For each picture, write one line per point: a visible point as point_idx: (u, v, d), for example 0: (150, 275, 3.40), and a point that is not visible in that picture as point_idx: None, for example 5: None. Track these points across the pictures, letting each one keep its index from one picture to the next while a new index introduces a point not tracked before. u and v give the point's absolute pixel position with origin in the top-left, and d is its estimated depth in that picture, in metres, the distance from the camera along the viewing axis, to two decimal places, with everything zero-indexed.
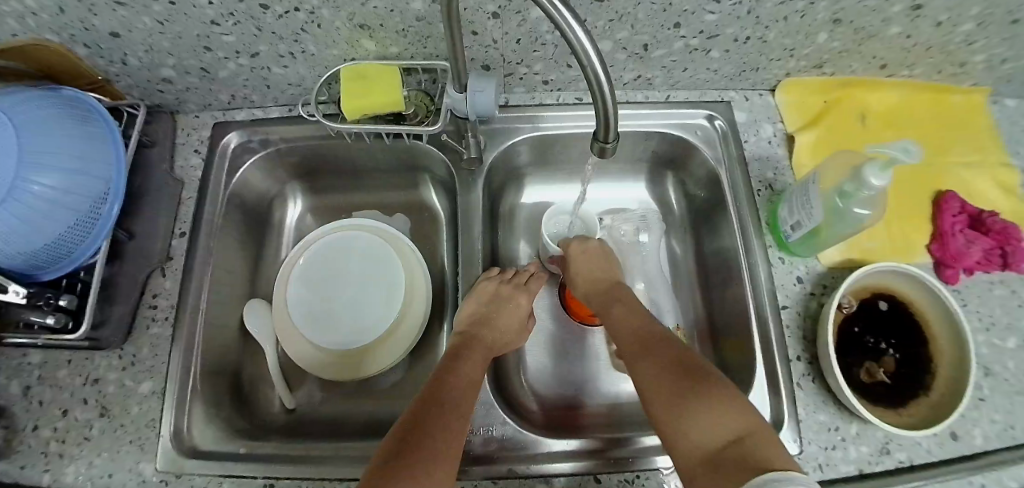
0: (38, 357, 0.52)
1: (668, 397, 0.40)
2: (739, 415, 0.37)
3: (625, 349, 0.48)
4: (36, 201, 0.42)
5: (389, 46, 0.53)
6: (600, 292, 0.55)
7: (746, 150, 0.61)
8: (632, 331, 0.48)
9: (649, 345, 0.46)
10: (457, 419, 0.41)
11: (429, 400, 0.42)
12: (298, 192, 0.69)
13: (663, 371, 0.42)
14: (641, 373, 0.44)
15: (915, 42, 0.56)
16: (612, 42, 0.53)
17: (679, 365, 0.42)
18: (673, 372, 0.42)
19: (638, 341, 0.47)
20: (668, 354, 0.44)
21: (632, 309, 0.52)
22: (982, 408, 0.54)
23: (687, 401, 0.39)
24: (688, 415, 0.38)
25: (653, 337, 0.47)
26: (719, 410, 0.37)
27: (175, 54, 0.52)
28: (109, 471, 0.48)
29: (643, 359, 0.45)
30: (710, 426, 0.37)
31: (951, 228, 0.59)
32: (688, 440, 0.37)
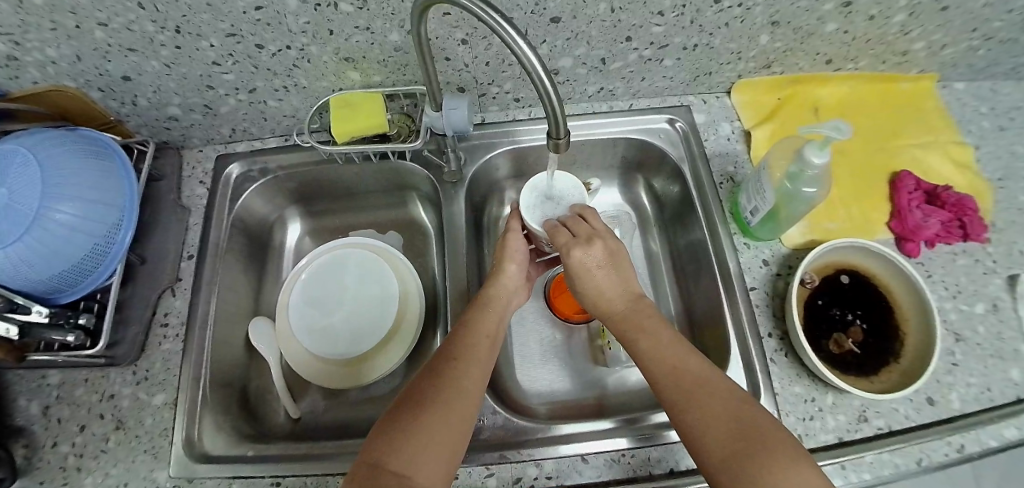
0: (57, 378, 0.56)
1: (725, 455, 0.37)
2: (801, 471, 0.35)
3: (663, 391, 0.43)
4: (57, 227, 0.48)
5: (372, 76, 0.58)
6: (619, 312, 0.51)
7: (707, 148, 0.66)
8: (671, 369, 0.44)
9: (691, 387, 0.42)
10: (464, 412, 0.41)
11: (432, 392, 0.42)
12: (296, 216, 0.74)
13: (715, 423, 0.39)
14: (688, 423, 0.40)
15: (853, 36, 0.61)
16: (572, 58, 0.58)
17: (729, 414, 0.39)
18: (724, 425, 0.38)
19: (677, 380, 0.43)
20: (714, 400, 0.40)
21: (660, 338, 0.47)
22: (957, 372, 0.55)
23: (747, 460, 0.36)
24: (752, 477, 0.35)
25: (693, 377, 0.43)
26: (783, 470, 0.35)
27: (181, 93, 0.58)
28: (124, 480, 0.50)
29: (688, 404, 0.41)
30: None
31: (908, 204, 0.62)
32: None
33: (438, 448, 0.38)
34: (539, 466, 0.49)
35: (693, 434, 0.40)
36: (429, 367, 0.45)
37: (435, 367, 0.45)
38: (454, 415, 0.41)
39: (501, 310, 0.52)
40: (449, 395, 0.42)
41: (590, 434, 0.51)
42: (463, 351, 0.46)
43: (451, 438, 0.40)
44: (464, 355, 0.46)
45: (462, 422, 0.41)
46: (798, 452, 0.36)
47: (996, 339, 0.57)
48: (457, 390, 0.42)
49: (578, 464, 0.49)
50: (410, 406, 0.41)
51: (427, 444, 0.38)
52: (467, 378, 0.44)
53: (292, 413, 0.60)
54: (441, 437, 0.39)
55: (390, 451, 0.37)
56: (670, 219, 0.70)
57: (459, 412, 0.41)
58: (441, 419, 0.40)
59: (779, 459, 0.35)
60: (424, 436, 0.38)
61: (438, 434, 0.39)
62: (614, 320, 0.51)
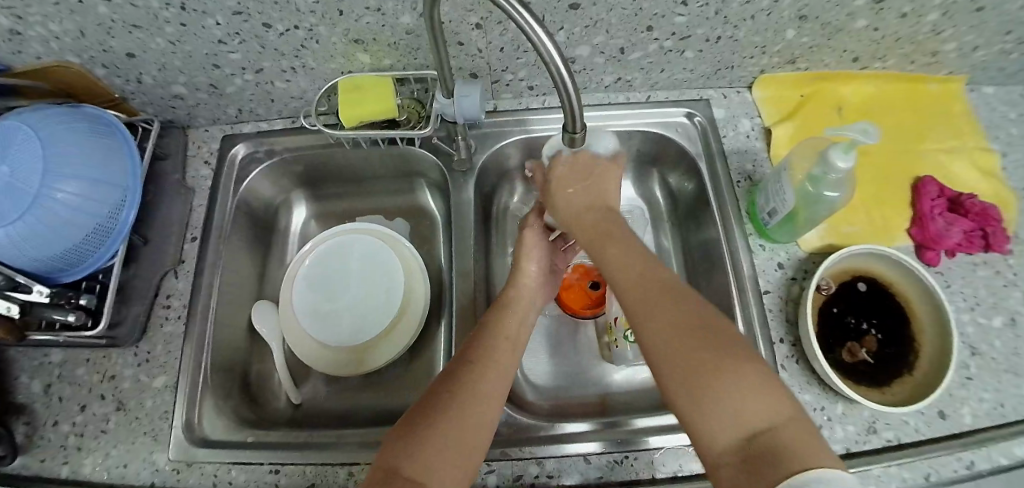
0: (58, 357, 0.56)
1: (684, 369, 0.33)
2: (772, 395, 0.30)
3: (627, 298, 0.39)
4: (60, 207, 0.47)
5: (383, 59, 0.56)
6: (588, 225, 0.47)
7: (726, 145, 0.64)
8: (636, 278, 0.40)
9: (655, 297, 0.38)
10: (484, 418, 0.39)
11: (453, 394, 0.40)
12: (302, 200, 0.73)
13: (673, 331, 0.35)
14: (646, 331, 0.36)
15: (883, 34, 0.58)
16: (589, 47, 0.56)
17: (695, 326, 0.35)
18: (687, 338, 0.34)
19: (643, 288, 0.39)
20: (677, 308, 0.36)
21: (631, 251, 0.43)
22: (970, 387, 0.53)
23: (710, 375, 0.31)
24: (708, 390, 0.31)
25: (659, 285, 0.39)
26: (742, 385, 0.30)
27: (186, 72, 0.57)
28: (124, 462, 0.51)
29: (648, 314, 0.37)
30: (730, 403, 0.30)
31: (931, 211, 0.59)
32: (704, 417, 0.30)
33: (456, 452, 0.36)
34: (540, 465, 0.49)
35: (652, 347, 0.35)
36: (449, 370, 0.43)
37: (456, 370, 0.43)
38: (473, 420, 0.38)
39: (521, 313, 0.51)
40: (467, 397, 0.40)
41: (593, 433, 0.50)
42: (485, 354, 0.44)
43: (470, 443, 0.37)
44: (482, 358, 0.44)
45: (481, 427, 0.38)
46: (769, 376, 0.31)
47: (1013, 355, 0.55)
48: (480, 393, 0.40)
49: (580, 463, 0.49)
50: (429, 408, 0.38)
51: (444, 446, 0.35)
52: (486, 382, 0.42)
53: (293, 399, 0.60)
54: (461, 443, 0.36)
55: (408, 455, 0.34)
56: (684, 216, 0.69)
57: (479, 416, 0.39)
58: (462, 422, 0.37)
59: (748, 380, 0.31)
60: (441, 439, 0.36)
61: (460, 438, 0.36)
62: (582, 233, 0.47)
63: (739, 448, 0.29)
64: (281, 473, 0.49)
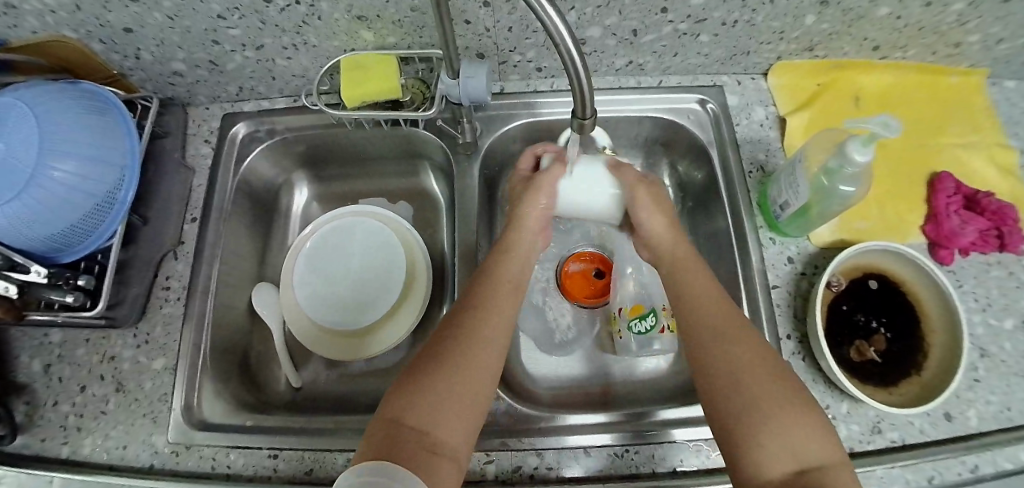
0: (58, 336, 0.56)
1: (751, 401, 0.36)
2: (827, 439, 0.34)
3: (697, 326, 0.42)
4: (57, 187, 0.46)
5: (386, 37, 0.55)
6: (669, 253, 0.49)
7: (738, 134, 0.62)
8: (712, 309, 0.42)
9: (729, 327, 0.41)
10: (486, 366, 0.40)
11: (454, 345, 0.40)
12: (304, 181, 0.72)
13: (747, 368, 0.38)
14: (717, 362, 0.39)
15: (906, 23, 0.55)
16: (601, 28, 0.54)
17: (769, 363, 0.38)
18: (761, 370, 0.37)
19: (721, 323, 0.41)
20: (753, 348, 0.39)
21: (703, 280, 0.45)
22: (978, 389, 0.53)
23: (776, 413, 0.35)
24: (772, 428, 0.34)
25: (736, 321, 0.41)
26: (803, 427, 0.34)
27: (185, 48, 0.55)
28: (124, 443, 0.51)
29: (723, 348, 0.39)
30: (793, 442, 0.33)
31: (946, 209, 0.57)
32: (758, 447, 0.34)
33: (457, 402, 0.37)
34: (539, 456, 0.48)
35: (719, 377, 0.38)
36: (448, 320, 0.43)
37: (457, 319, 0.42)
38: (475, 369, 0.39)
39: (523, 259, 0.50)
40: (468, 348, 0.40)
41: (595, 426, 0.50)
42: (484, 304, 0.43)
43: (472, 394, 0.38)
44: (481, 305, 0.43)
45: (485, 374, 0.39)
46: (821, 420, 0.35)
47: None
48: (479, 348, 0.40)
49: (580, 456, 0.48)
50: (430, 361, 0.39)
51: (447, 400, 0.37)
52: (488, 330, 0.42)
53: (293, 382, 0.59)
54: (464, 398, 0.37)
55: (410, 407, 0.36)
56: (692, 206, 0.67)
57: (482, 366, 0.39)
58: (461, 373, 0.38)
59: (807, 423, 0.34)
60: (444, 393, 0.37)
61: (464, 391, 0.38)
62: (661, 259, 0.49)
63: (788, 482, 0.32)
64: (280, 458, 0.49)
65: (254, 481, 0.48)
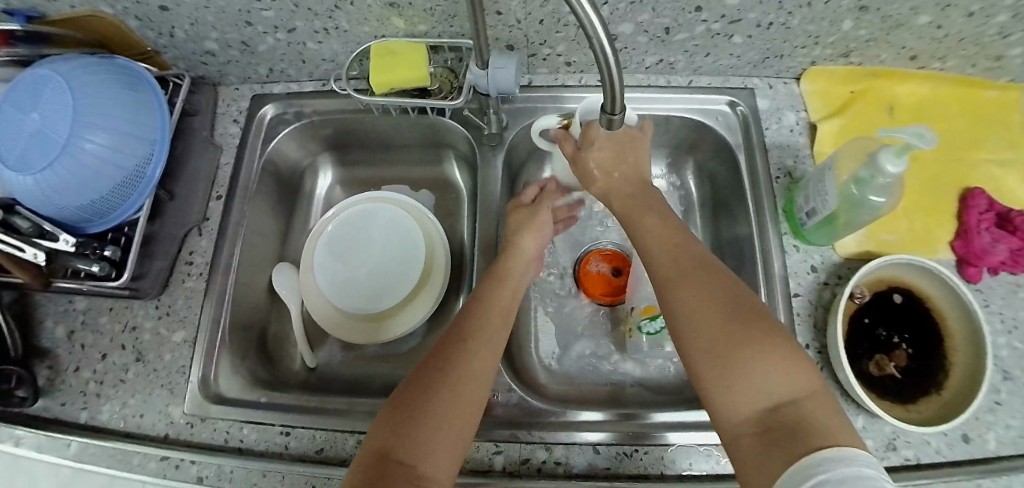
0: (82, 304, 0.57)
1: (710, 346, 0.34)
2: (798, 371, 0.32)
3: (659, 273, 0.40)
4: (87, 158, 0.47)
5: (417, 24, 0.55)
6: (624, 197, 0.47)
7: (767, 138, 0.61)
8: (671, 252, 0.41)
9: (691, 271, 0.38)
10: (474, 394, 0.38)
11: (443, 375, 0.38)
12: (329, 165, 0.72)
13: (705, 308, 0.36)
14: (679, 305, 0.37)
15: (946, 33, 0.53)
16: (633, 25, 0.54)
17: (729, 303, 0.36)
18: (718, 313, 0.35)
19: (680, 266, 0.39)
20: (714, 286, 0.37)
21: (663, 222, 0.44)
22: (998, 412, 0.50)
23: (739, 351, 0.33)
24: (737, 367, 0.32)
25: (693, 261, 0.39)
26: (772, 361, 0.32)
27: (218, 28, 0.56)
28: (141, 411, 0.52)
29: (682, 291, 0.38)
30: (762, 380, 0.31)
31: (977, 226, 0.55)
32: (731, 391, 0.32)
33: (446, 430, 0.35)
34: (548, 450, 0.48)
35: (682, 324, 0.36)
36: (440, 347, 0.40)
37: (444, 347, 0.41)
38: (466, 396, 0.37)
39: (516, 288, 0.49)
40: (460, 378, 0.38)
41: (604, 424, 0.49)
42: (474, 334, 0.41)
43: (461, 426, 0.36)
44: (473, 336, 0.41)
45: (473, 402, 0.38)
46: (797, 354, 0.33)
47: None
48: (462, 366, 0.39)
49: (588, 453, 0.48)
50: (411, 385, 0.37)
51: (430, 417, 0.35)
52: (477, 361, 0.40)
53: (308, 363, 0.60)
54: (452, 417, 0.36)
55: (398, 440, 0.34)
56: (716, 209, 0.67)
57: (470, 394, 0.38)
58: (450, 404, 0.36)
59: (777, 359, 0.32)
60: (425, 414, 0.35)
61: (448, 409, 0.36)
62: (617, 202, 0.47)
63: (761, 420, 0.31)
64: (291, 435, 0.49)
65: (265, 457, 0.49)
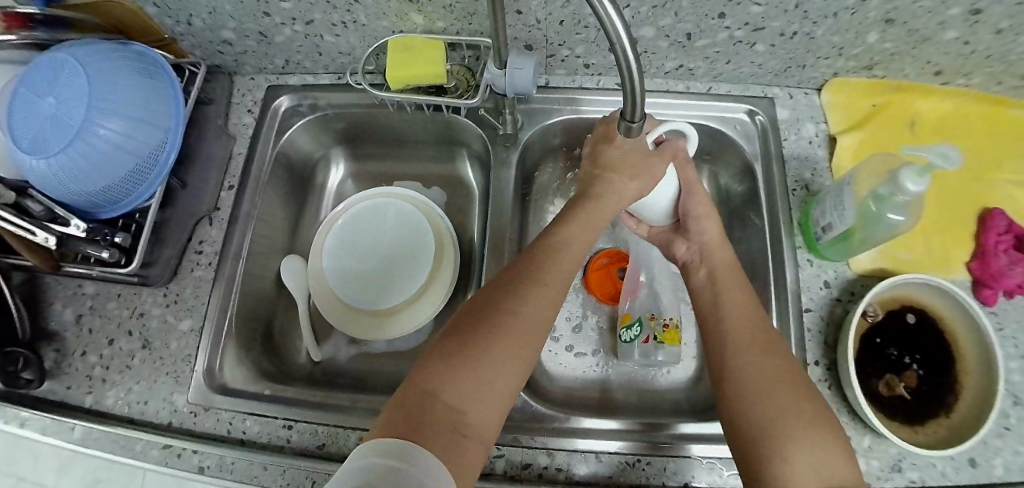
0: (91, 289, 0.57)
1: (776, 417, 0.34)
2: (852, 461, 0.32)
3: (723, 340, 0.41)
4: (99, 143, 0.47)
5: (436, 21, 0.54)
6: (726, 269, 0.47)
7: (785, 149, 0.60)
8: (740, 323, 0.41)
9: (760, 343, 0.39)
10: (526, 355, 0.36)
11: (490, 327, 0.36)
12: (341, 158, 0.72)
13: (772, 383, 0.36)
14: (744, 374, 0.38)
15: (973, 49, 0.52)
16: (655, 29, 0.53)
17: (797, 385, 0.36)
18: (785, 388, 0.36)
19: (751, 337, 0.40)
20: (780, 363, 0.38)
21: (736, 296, 0.44)
22: (1007, 437, 0.49)
23: (804, 429, 0.33)
24: (798, 444, 0.32)
25: (762, 334, 0.40)
26: (829, 447, 0.32)
27: (236, 17, 0.56)
28: (145, 398, 0.52)
29: (749, 362, 0.38)
30: (818, 461, 0.31)
31: (995, 247, 0.54)
32: (788, 465, 0.31)
33: (496, 384, 0.34)
34: (549, 456, 0.48)
35: (743, 391, 0.37)
36: (495, 300, 0.38)
37: (497, 298, 0.38)
38: (519, 355, 0.36)
39: (573, 256, 0.44)
40: (511, 331, 0.36)
41: (609, 431, 0.49)
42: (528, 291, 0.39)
43: (508, 384, 0.35)
44: (526, 293, 0.39)
45: (523, 363, 0.36)
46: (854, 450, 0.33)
47: None
48: (516, 327, 0.36)
49: (590, 460, 0.47)
50: (445, 354, 0.34)
51: (479, 394, 0.33)
52: (528, 316, 0.38)
53: (314, 356, 0.60)
54: (504, 367, 0.35)
55: (447, 380, 0.33)
56: (729, 218, 0.66)
57: (523, 355, 0.36)
58: (499, 360, 0.34)
59: (835, 446, 0.32)
60: (487, 376, 0.34)
61: (495, 382, 0.34)
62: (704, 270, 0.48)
63: None
64: (293, 429, 0.49)
65: (267, 449, 0.49)
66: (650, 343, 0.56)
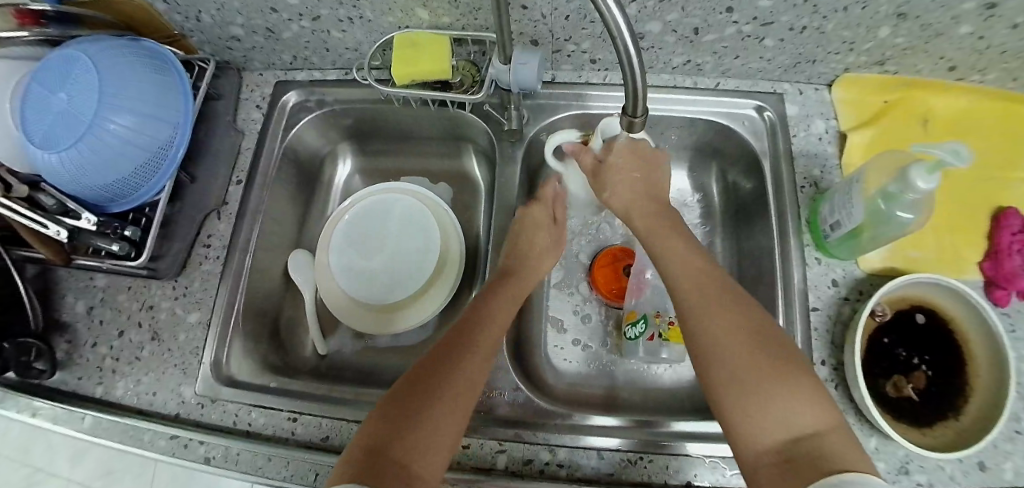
0: (102, 281, 0.58)
1: (738, 375, 0.35)
2: (817, 406, 0.33)
3: (680, 301, 0.41)
4: (108, 138, 0.47)
5: (441, 16, 0.54)
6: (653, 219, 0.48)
7: (794, 145, 0.60)
8: (694, 279, 0.42)
9: (715, 299, 0.40)
10: (468, 398, 0.39)
11: (434, 379, 0.39)
12: (348, 154, 0.72)
13: (729, 339, 0.37)
14: (702, 334, 0.38)
15: (989, 44, 0.51)
16: (662, 24, 0.53)
17: (756, 338, 0.37)
18: (744, 343, 0.36)
19: (703, 292, 0.40)
20: (736, 316, 0.38)
21: (689, 252, 0.44)
22: (1019, 440, 0.48)
23: (766, 384, 0.34)
24: (762, 400, 0.33)
25: (716, 289, 0.41)
26: (793, 393, 0.33)
27: (244, 13, 0.56)
28: (153, 390, 0.53)
29: (705, 321, 0.39)
30: (783, 413, 0.33)
31: (1009, 247, 0.53)
32: (754, 420, 0.33)
33: (441, 434, 0.36)
34: (552, 452, 0.48)
35: (706, 352, 0.37)
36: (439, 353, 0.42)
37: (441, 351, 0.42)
38: (463, 399, 0.39)
39: (510, 298, 0.49)
40: (453, 380, 0.39)
41: (612, 429, 0.49)
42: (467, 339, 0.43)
43: (454, 430, 0.37)
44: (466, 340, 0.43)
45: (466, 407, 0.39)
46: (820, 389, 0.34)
47: None
48: (459, 375, 0.40)
49: (593, 457, 0.47)
50: (393, 410, 0.37)
51: (424, 447, 0.35)
52: (468, 362, 0.41)
53: (319, 350, 0.61)
54: (447, 415, 0.37)
55: (394, 436, 0.35)
56: (737, 216, 0.65)
57: (465, 401, 0.39)
58: (442, 407, 0.37)
59: (801, 392, 0.33)
60: (431, 427, 0.36)
61: (441, 433, 0.36)
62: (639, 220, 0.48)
63: (782, 449, 0.32)
64: (298, 422, 0.50)
65: (271, 442, 0.49)
66: (655, 340, 0.55)
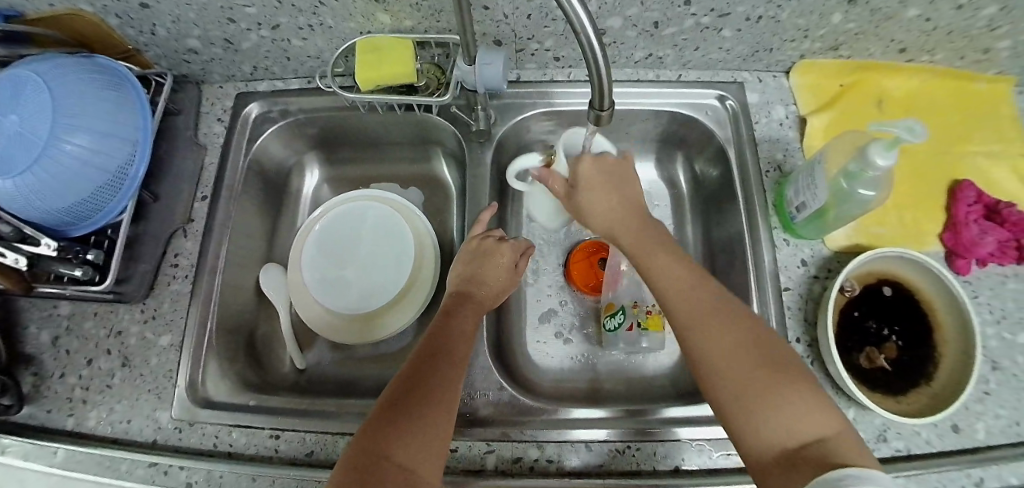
0: (67, 309, 0.56)
1: (738, 387, 0.35)
2: (818, 410, 0.33)
3: (672, 315, 0.41)
4: (69, 159, 0.46)
5: (403, 20, 0.54)
6: (634, 232, 0.48)
7: (757, 132, 0.61)
8: (683, 291, 0.41)
9: (707, 310, 0.39)
10: (451, 399, 0.39)
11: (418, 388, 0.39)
12: (315, 163, 0.71)
13: (726, 350, 0.36)
14: (700, 347, 0.38)
15: (935, 25, 0.53)
16: (622, 19, 0.53)
17: (751, 346, 0.36)
18: (740, 355, 0.36)
19: (693, 305, 0.40)
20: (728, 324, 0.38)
21: (675, 264, 0.43)
22: (986, 401, 0.50)
23: (766, 394, 0.34)
24: (765, 411, 0.33)
25: (706, 299, 0.40)
26: (791, 399, 0.33)
27: (200, 25, 0.55)
28: (128, 417, 0.51)
29: (700, 334, 0.38)
30: (785, 420, 0.33)
31: (965, 218, 0.55)
32: (759, 431, 0.33)
33: (430, 438, 0.36)
34: (540, 448, 0.48)
35: (704, 366, 0.37)
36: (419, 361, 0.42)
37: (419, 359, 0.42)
38: (447, 401, 0.39)
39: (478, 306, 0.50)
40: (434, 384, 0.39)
41: (599, 421, 0.49)
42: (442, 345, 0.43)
43: (444, 429, 0.38)
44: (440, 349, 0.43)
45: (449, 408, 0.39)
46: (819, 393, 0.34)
47: None
48: (439, 380, 0.40)
49: (581, 450, 0.48)
50: (383, 419, 0.37)
51: (418, 448, 0.35)
52: (447, 367, 0.42)
53: (297, 364, 0.59)
54: (434, 415, 0.37)
55: (388, 441, 0.35)
56: (706, 204, 0.67)
57: (447, 402, 0.39)
58: (430, 410, 0.38)
59: (801, 398, 0.33)
60: (421, 430, 0.36)
61: (433, 434, 0.37)
62: (624, 238, 0.48)
63: (787, 455, 0.32)
64: (281, 438, 0.49)
65: (255, 461, 0.48)
66: (634, 330, 0.56)
